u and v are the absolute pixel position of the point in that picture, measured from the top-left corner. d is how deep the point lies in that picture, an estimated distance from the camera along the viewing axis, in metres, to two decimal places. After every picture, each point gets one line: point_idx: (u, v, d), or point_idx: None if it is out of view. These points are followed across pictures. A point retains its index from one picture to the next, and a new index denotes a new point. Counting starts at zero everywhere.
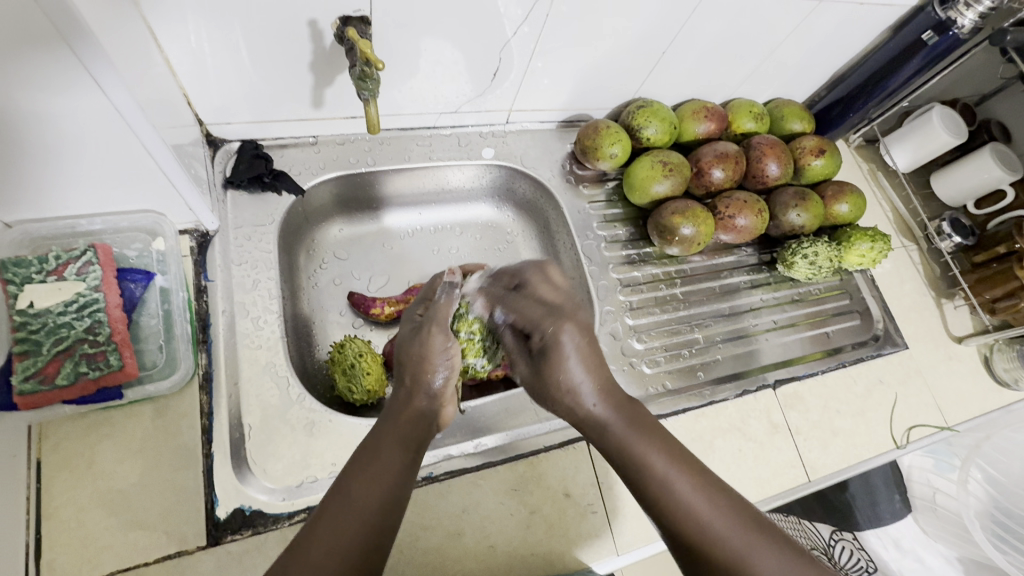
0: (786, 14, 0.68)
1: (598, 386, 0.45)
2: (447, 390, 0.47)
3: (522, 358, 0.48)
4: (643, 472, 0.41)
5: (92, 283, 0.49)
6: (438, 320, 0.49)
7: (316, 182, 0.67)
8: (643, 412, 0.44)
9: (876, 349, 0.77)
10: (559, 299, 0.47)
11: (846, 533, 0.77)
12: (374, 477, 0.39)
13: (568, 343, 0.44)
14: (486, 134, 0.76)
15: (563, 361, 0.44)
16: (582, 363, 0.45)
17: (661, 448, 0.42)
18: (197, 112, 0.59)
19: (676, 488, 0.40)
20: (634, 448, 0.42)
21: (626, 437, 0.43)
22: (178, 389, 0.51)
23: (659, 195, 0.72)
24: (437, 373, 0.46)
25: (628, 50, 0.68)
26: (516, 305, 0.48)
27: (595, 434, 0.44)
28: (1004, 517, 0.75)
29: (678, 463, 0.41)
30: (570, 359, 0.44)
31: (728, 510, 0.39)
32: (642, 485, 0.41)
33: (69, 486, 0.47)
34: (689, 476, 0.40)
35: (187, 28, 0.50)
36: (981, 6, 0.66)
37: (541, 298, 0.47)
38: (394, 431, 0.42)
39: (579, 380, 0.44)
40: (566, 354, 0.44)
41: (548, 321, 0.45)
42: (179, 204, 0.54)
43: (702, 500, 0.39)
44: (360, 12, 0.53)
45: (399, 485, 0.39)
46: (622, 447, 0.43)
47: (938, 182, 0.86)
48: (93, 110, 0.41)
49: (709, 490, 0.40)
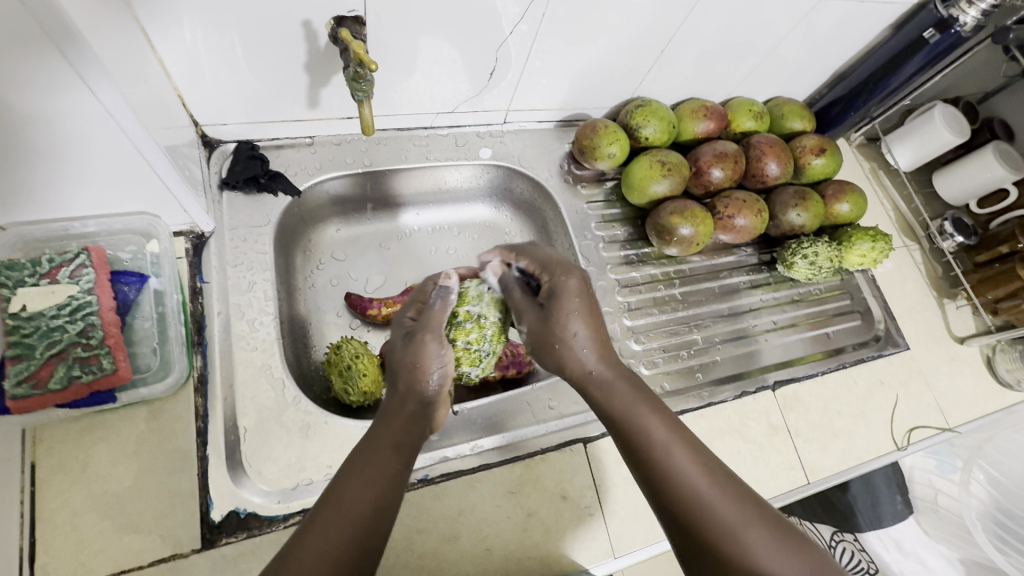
0: (785, 13, 0.67)
1: (598, 345, 0.46)
2: (443, 392, 0.47)
3: (530, 310, 0.50)
4: (641, 436, 0.41)
5: (86, 285, 0.49)
6: (432, 326, 0.49)
7: (313, 183, 0.67)
8: (641, 381, 0.45)
9: (877, 350, 0.76)
10: (557, 259, 0.52)
11: (847, 535, 0.81)
12: (366, 485, 0.38)
13: (574, 287, 0.48)
14: (484, 134, 0.75)
15: (568, 303, 0.47)
16: (584, 313, 0.47)
17: (657, 414, 0.42)
18: (193, 113, 0.59)
19: (672, 456, 0.40)
20: (633, 411, 0.43)
21: (625, 399, 0.43)
22: (172, 391, 0.51)
23: (657, 195, 0.71)
24: (432, 377, 0.46)
25: (626, 49, 0.67)
26: (527, 252, 0.54)
27: (596, 395, 0.45)
28: (1006, 519, 0.74)
29: (676, 432, 0.42)
30: (575, 303, 0.47)
31: (722, 482, 0.39)
32: (638, 451, 0.41)
33: (63, 489, 0.47)
34: (686, 446, 0.41)
35: (182, 29, 0.49)
36: (983, 4, 0.66)
37: (550, 255, 0.53)
38: (387, 436, 0.41)
39: (581, 333, 0.46)
40: (572, 295, 0.47)
41: (557, 268, 0.50)
42: (174, 205, 0.54)
43: (696, 472, 0.39)
44: (355, 13, 0.53)
45: (389, 494, 0.39)
46: (622, 412, 0.43)
47: (941, 180, 0.85)
48: (82, 110, 0.41)
49: (703, 463, 0.40)
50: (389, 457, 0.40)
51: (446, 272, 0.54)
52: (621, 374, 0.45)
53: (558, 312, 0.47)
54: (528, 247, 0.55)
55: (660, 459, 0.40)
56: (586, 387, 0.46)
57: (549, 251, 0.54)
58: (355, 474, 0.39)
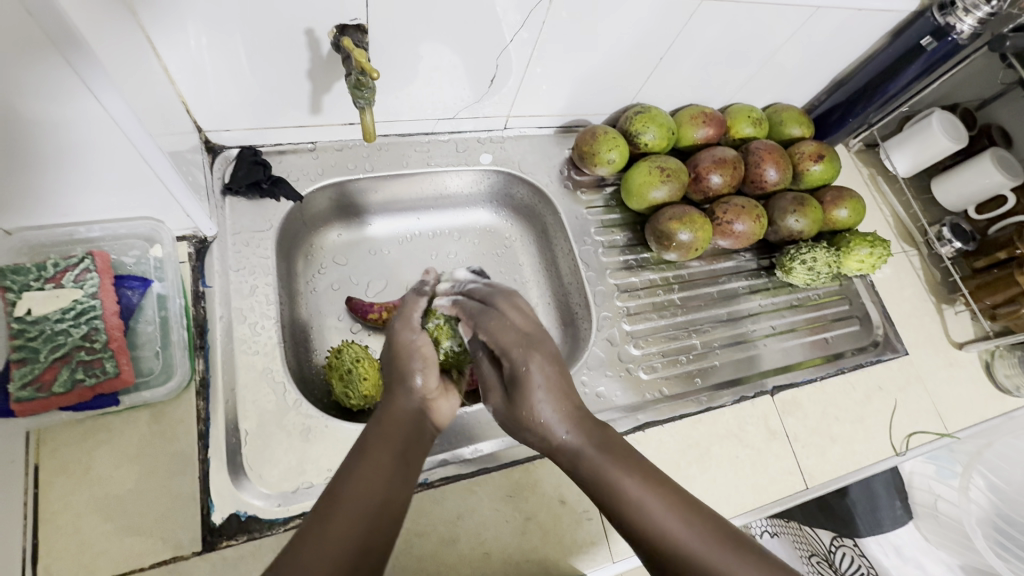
0: (783, 21, 0.68)
1: (566, 416, 0.45)
2: (430, 390, 0.48)
3: (496, 390, 0.49)
4: (614, 497, 0.41)
5: (90, 289, 0.50)
6: (407, 320, 0.53)
7: (315, 188, 0.68)
8: (618, 439, 0.45)
9: (876, 355, 0.76)
10: (527, 329, 0.49)
11: (847, 540, 0.81)
12: (369, 488, 0.39)
13: (533, 369, 0.46)
14: (484, 140, 0.76)
15: (531, 391, 0.45)
16: (547, 395, 0.45)
17: (633, 473, 0.42)
18: (197, 120, 0.59)
19: (647, 509, 0.40)
20: (606, 474, 0.42)
21: (598, 464, 0.43)
22: (174, 395, 0.52)
23: (657, 201, 0.72)
24: (418, 373, 0.48)
25: (625, 56, 0.68)
26: (487, 326, 0.49)
27: (569, 464, 0.45)
28: (1006, 525, 0.74)
29: (650, 487, 0.41)
30: (538, 388, 0.45)
31: (703, 524, 0.39)
32: (613, 510, 0.41)
33: (66, 491, 0.47)
34: (663, 496, 0.40)
35: (187, 36, 0.50)
36: (980, 12, 0.67)
37: (515, 325, 0.49)
38: (381, 438, 0.43)
39: (546, 414, 0.45)
40: (534, 382, 0.45)
41: (519, 350, 0.47)
42: (177, 210, 0.55)
43: (674, 520, 0.39)
44: (356, 21, 0.54)
45: (386, 490, 0.40)
46: (595, 476, 0.43)
47: (939, 186, 0.85)
48: (86, 115, 0.41)
49: (682, 508, 0.40)
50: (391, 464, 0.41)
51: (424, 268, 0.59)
52: (593, 441, 0.44)
53: (521, 398, 0.46)
54: (486, 316, 0.50)
55: (635, 518, 0.40)
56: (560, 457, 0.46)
57: (508, 318, 0.50)
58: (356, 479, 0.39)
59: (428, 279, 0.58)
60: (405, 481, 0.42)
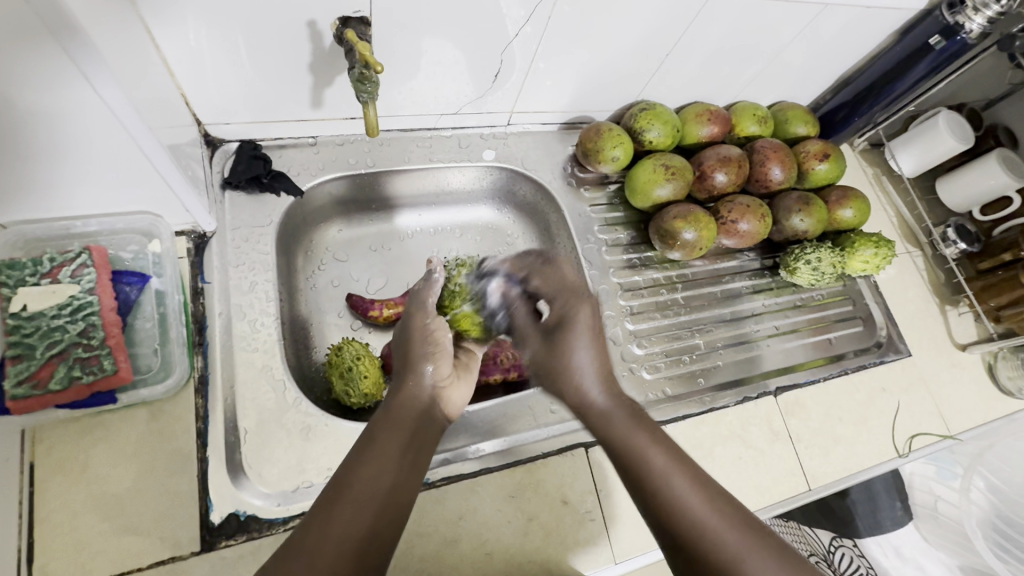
0: (791, 18, 0.67)
1: (601, 378, 0.49)
2: (442, 377, 0.51)
3: (535, 335, 0.53)
4: (641, 463, 0.43)
5: (87, 285, 0.49)
6: (421, 305, 0.55)
7: (316, 183, 0.67)
8: (646, 413, 0.47)
9: (879, 356, 0.76)
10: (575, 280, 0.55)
11: (846, 539, 0.78)
12: (378, 471, 0.41)
13: (585, 317, 0.51)
14: (487, 136, 0.75)
15: (574, 332, 0.50)
16: (587, 340, 0.50)
17: (659, 439, 0.44)
18: (196, 112, 0.59)
19: (670, 480, 0.41)
20: (632, 437, 0.44)
21: (624, 428, 0.45)
22: (173, 392, 0.51)
23: (661, 199, 0.71)
24: (429, 362, 0.51)
25: (631, 52, 0.67)
26: (541, 275, 0.55)
27: (598, 424, 0.47)
28: (1005, 526, 0.76)
29: (678, 461, 0.42)
30: (584, 333, 0.50)
31: (725, 508, 0.40)
32: (636, 475, 0.43)
33: (62, 490, 0.46)
34: (689, 475, 0.41)
35: (186, 27, 0.49)
36: (990, 11, 0.66)
37: (568, 279, 0.55)
38: (391, 425, 0.45)
39: (588, 360, 0.49)
40: (582, 328, 0.50)
41: (567, 297, 0.53)
42: (176, 205, 0.54)
43: (699, 500, 0.40)
44: (360, 13, 0.53)
45: (399, 476, 0.42)
46: (620, 440, 0.45)
47: (945, 187, 0.85)
48: (79, 103, 0.40)
49: (706, 491, 0.41)
50: (400, 447, 0.44)
51: (430, 260, 0.60)
52: (622, 404, 0.47)
53: (564, 341, 0.50)
54: (541, 266, 0.56)
55: (658, 486, 0.41)
56: (592, 415, 0.48)
57: (562, 271, 0.55)
58: (367, 462, 0.41)
59: (433, 269, 0.58)
60: (412, 465, 0.43)
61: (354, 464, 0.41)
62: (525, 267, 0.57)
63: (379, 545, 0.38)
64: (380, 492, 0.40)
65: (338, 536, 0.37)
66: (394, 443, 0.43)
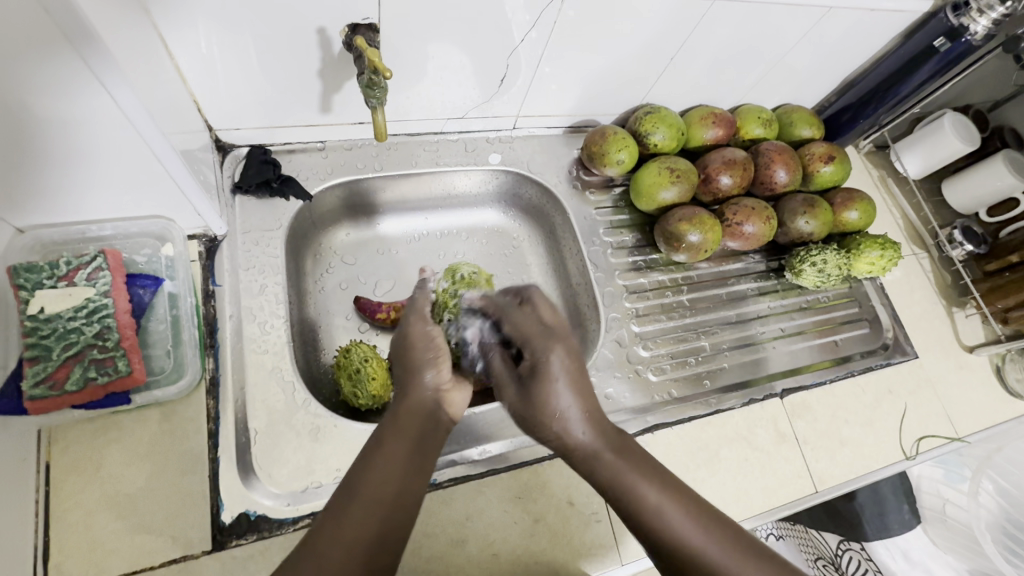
0: (794, 22, 0.67)
1: (586, 415, 0.47)
2: (444, 381, 0.49)
3: (510, 385, 0.50)
4: (634, 504, 0.43)
5: (102, 288, 0.50)
6: (419, 315, 0.53)
7: (324, 187, 0.68)
8: (631, 444, 0.46)
9: (885, 358, 0.76)
10: (555, 320, 0.51)
11: (853, 543, 0.76)
12: (384, 478, 0.41)
13: (556, 364, 0.47)
14: (493, 140, 0.76)
15: (550, 384, 0.47)
16: (567, 387, 0.47)
17: (651, 478, 0.44)
18: (207, 118, 0.60)
19: (666, 518, 0.41)
20: (625, 479, 0.44)
21: (617, 472, 0.44)
22: (185, 394, 0.52)
23: (665, 201, 0.71)
24: (431, 368, 0.49)
25: (635, 56, 0.68)
26: (514, 320, 0.52)
27: (588, 466, 0.46)
28: (1015, 530, 0.74)
29: (670, 494, 0.43)
30: (558, 379, 0.47)
31: (720, 536, 0.41)
32: (633, 515, 0.43)
33: (77, 490, 0.47)
34: (684, 509, 0.42)
35: (198, 34, 0.50)
36: (994, 13, 0.66)
37: (542, 318, 0.51)
38: (396, 429, 0.45)
39: (567, 405, 0.46)
40: (554, 374, 0.47)
41: (539, 342, 0.49)
42: (188, 209, 0.55)
43: (706, 539, 0.40)
44: (368, 20, 0.54)
45: (404, 483, 0.42)
46: (613, 482, 0.44)
47: (952, 188, 0.84)
48: (94, 110, 0.41)
49: (703, 518, 0.42)
50: (407, 454, 0.43)
51: (421, 268, 0.62)
52: (610, 444, 0.46)
53: (543, 389, 0.47)
54: (516, 307, 0.52)
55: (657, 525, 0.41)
56: (577, 457, 0.47)
57: (539, 314, 0.51)
58: (373, 468, 0.41)
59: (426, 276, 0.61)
60: (419, 469, 0.43)
61: (360, 472, 0.41)
62: (501, 307, 0.54)
63: (384, 551, 0.39)
64: (385, 500, 0.40)
65: (342, 547, 0.38)
66: (399, 450, 0.43)
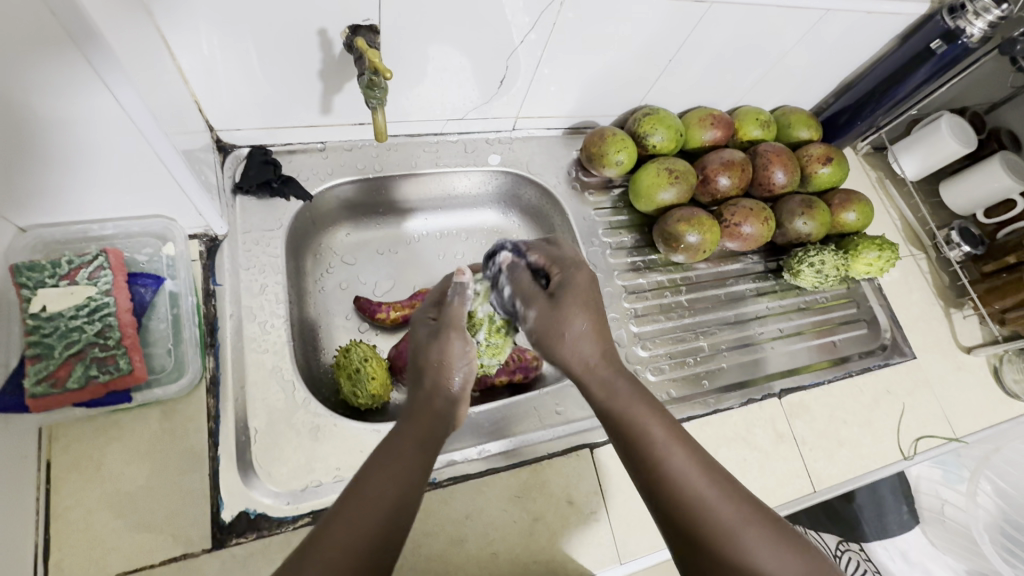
0: (791, 24, 0.68)
1: (602, 343, 0.47)
2: (466, 388, 0.49)
3: (539, 300, 0.48)
4: (641, 437, 0.42)
5: (103, 287, 0.50)
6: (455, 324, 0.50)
7: (325, 188, 0.68)
8: (643, 382, 0.46)
9: (883, 359, 0.76)
10: (579, 257, 0.52)
11: (853, 543, 0.70)
12: (389, 478, 0.41)
13: (586, 281, 0.48)
14: (493, 141, 0.76)
15: (579, 297, 0.47)
16: (594, 313, 0.47)
17: (658, 417, 0.43)
18: (208, 118, 0.60)
19: (672, 462, 0.41)
20: (633, 409, 0.44)
21: (626, 401, 0.44)
22: (185, 392, 0.52)
23: (664, 202, 0.72)
24: (455, 376, 0.48)
25: (634, 58, 0.68)
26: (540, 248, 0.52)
27: (598, 395, 0.45)
28: (1014, 530, 0.74)
29: (674, 434, 0.42)
30: (587, 301, 0.47)
31: (726, 488, 0.40)
32: (636, 448, 0.42)
33: (78, 488, 0.47)
34: (687, 451, 0.42)
35: (199, 36, 0.50)
36: (991, 15, 0.66)
37: (569, 252, 0.52)
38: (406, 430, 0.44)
39: (591, 332, 0.46)
40: (583, 294, 0.47)
41: (568, 267, 0.50)
42: (189, 209, 0.55)
43: (705, 484, 0.40)
44: (369, 22, 0.54)
45: (412, 482, 0.41)
46: (619, 411, 0.44)
47: (949, 190, 0.85)
48: (97, 109, 0.41)
49: (704, 468, 0.41)
50: (416, 451, 0.43)
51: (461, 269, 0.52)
52: (625, 373, 0.46)
53: (568, 307, 0.46)
54: (545, 244, 0.53)
55: (657, 460, 0.41)
56: (588, 382, 0.46)
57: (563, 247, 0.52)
58: (379, 468, 0.41)
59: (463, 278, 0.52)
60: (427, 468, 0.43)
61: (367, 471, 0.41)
62: (528, 241, 0.53)
63: (389, 548, 0.38)
64: (390, 499, 0.40)
65: (345, 545, 0.37)
66: (409, 451, 0.42)
